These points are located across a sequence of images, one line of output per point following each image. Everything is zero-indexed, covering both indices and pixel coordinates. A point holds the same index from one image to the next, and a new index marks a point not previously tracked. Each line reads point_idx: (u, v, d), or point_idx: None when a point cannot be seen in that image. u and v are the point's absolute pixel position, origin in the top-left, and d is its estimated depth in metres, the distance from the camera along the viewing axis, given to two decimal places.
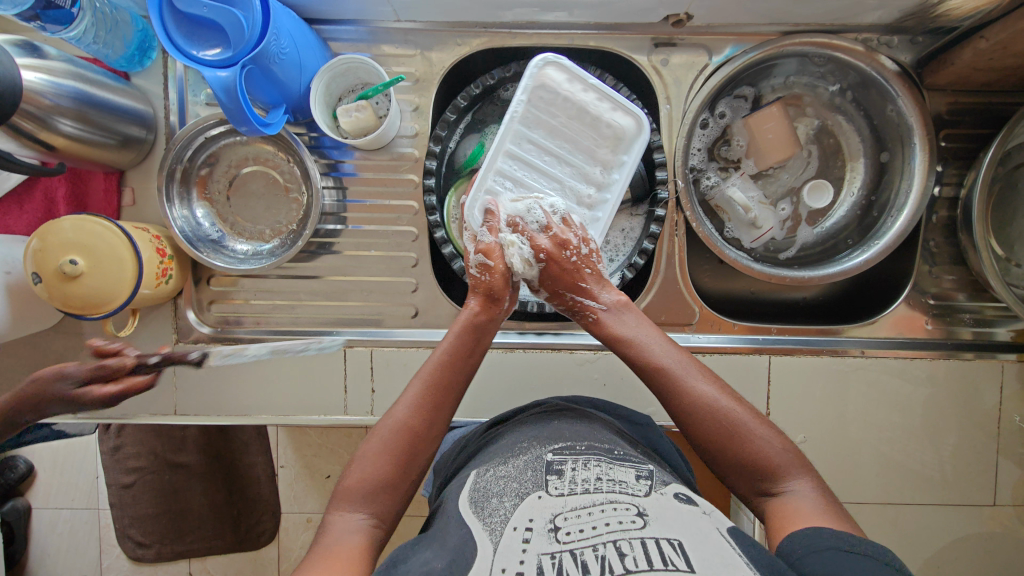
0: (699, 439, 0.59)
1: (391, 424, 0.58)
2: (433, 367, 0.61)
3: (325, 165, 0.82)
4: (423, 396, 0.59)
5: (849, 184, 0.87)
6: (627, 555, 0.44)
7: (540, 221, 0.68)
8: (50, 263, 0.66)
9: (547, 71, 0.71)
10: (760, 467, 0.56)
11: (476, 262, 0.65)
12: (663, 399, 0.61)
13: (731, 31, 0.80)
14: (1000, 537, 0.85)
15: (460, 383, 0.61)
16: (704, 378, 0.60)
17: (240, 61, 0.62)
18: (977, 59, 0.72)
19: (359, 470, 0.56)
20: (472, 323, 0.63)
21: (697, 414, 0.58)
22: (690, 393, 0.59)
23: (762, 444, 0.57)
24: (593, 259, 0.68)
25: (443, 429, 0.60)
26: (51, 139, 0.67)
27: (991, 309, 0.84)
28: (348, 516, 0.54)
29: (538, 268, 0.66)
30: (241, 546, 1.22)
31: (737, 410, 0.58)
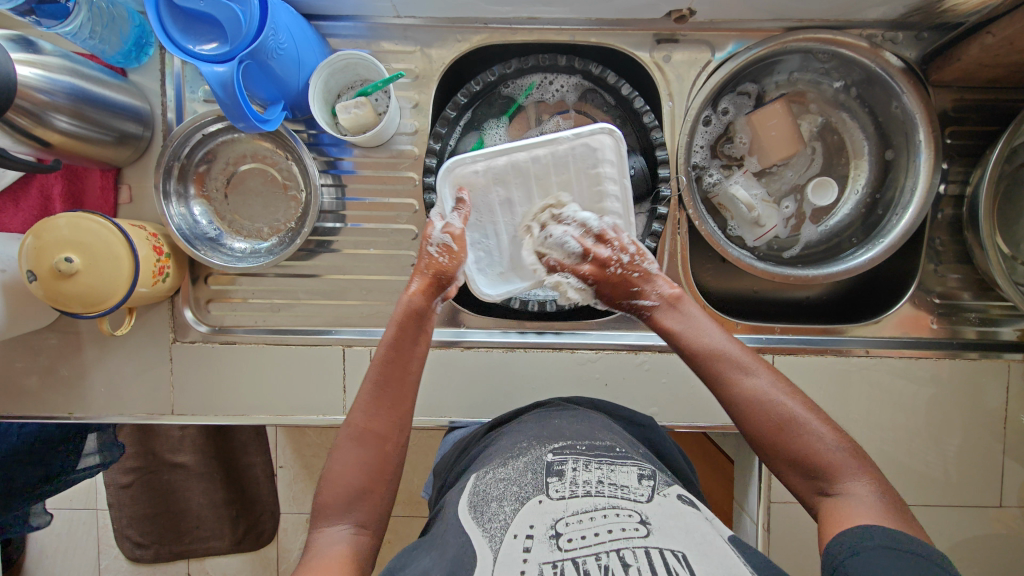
0: (749, 436, 0.56)
1: (352, 430, 0.57)
2: (388, 362, 0.59)
3: (324, 162, 0.81)
4: (376, 394, 0.58)
5: (852, 182, 0.86)
6: (630, 566, 0.44)
7: (576, 246, 0.65)
8: (45, 261, 0.65)
9: (604, 137, 0.66)
10: (815, 466, 0.53)
11: (439, 242, 0.63)
12: (711, 388, 0.58)
13: (733, 27, 0.79)
14: (1005, 538, 0.85)
15: (412, 375, 0.59)
16: (758, 371, 0.57)
17: (237, 55, 0.61)
18: (984, 55, 0.71)
19: (330, 482, 0.56)
20: (421, 311, 0.61)
21: (750, 407, 0.55)
22: (740, 387, 0.56)
23: (819, 441, 0.53)
24: (637, 261, 0.64)
25: (405, 427, 0.59)
26: (46, 135, 0.66)
27: (997, 308, 0.83)
28: (330, 529, 0.54)
29: (592, 289, 0.65)
30: (239, 547, 1.22)
31: (792, 403, 0.55)
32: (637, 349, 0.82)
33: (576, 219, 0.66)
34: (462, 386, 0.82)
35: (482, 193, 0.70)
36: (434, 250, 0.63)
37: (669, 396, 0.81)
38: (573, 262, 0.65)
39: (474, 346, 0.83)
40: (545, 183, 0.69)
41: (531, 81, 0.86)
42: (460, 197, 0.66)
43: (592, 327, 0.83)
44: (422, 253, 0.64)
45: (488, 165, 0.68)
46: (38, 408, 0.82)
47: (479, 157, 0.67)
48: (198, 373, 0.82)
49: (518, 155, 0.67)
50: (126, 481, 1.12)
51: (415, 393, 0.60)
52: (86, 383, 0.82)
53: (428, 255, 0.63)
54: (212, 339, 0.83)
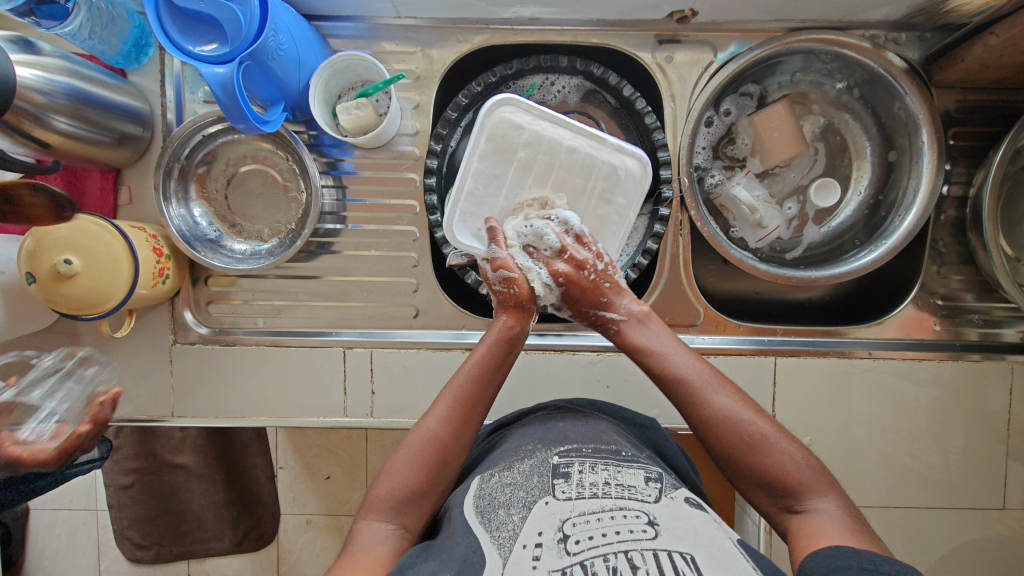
0: (716, 454, 0.58)
1: (421, 434, 0.59)
2: (467, 377, 0.60)
3: (324, 163, 0.81)
4: (452, 409, 0.59)
5: (855, 182, 0.85)
6: (639, 568, 0.43)
7: (554, 242, 0.63)
8: (45, 263, 0.64)
9: (630, 164, 0.67)
10: (783, 485, 0.54)
11: (500, 276, 0.61)
12: (682, 407, 0.59)
13: (735, 27, 0.78)
14: (1008, 541, 0.84)
15: (487, 396, 0.60)
16: (726, 390, 0.59)
17: (237, 56, 0.61)
18: (988, 56, 0.70)
19: (388, 479, 0.57)
20: (506, 336, 0.61)
21: (718, 425, 0.57)
22: (709, 405, 0.58)
23: (785, 458, 0.55)
24: (611, 272, 0.64)
25: (468, 443, 0.60)
26: (46, 136, 0.66)
27: (1000, 310, 0.83)
28: (376, 524, 0.55)
29: (559, 291, 0.63)
30: (239, 549, 1.21)
31: (759, 422, 0.57)
32: None
33: (557, 216, 0.64)
34: None
35: (488, 171, 0.65)
36: (496, 281, 0.61)
37: (671, 398, 0.81)
38: (549, 257, 0.63)
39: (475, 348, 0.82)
40: (532, 165, 0.66)
41: (532, 81, 0.85)
42: (492, 227, 0.63)
43: (593, 329, 0.83)
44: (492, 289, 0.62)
45: (506, 134, 0.65)
46: None
47: (531, 112, 0.65)
48: (198, 375, 0.82)
49: (501, 125, 0.64)
50: (127, 482, 1.12)
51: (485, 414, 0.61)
52: None
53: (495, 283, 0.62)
54: (212, 341, 0.82)
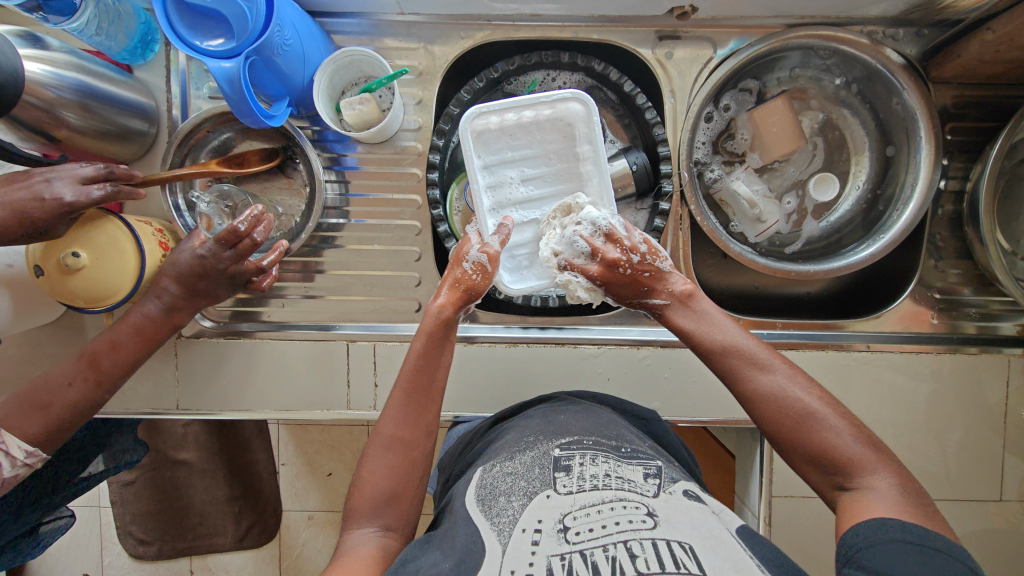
0: (767, 428, 0.58)
1: (380, 437, 0.59)
2: (410, 372, 0.60)
3: (327, 159, 0.82)
4: (404, 404, 0.60)
5: (853, 178, 0.86)
6: (638, 558, 0.44)
7: (585, 245, 0.64)
8: (51, 255, 0.65)
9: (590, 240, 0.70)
10: (835, 461, 0.54)
11: (473, 260, 0.64)
12: (730, 383, 0.60)
13: (735, 23, 0.79)
14: (1005, 533, 0.85)
15: (436, 382, 0.61)
16: (774, 364, 0.59)
17: (243, 51, 0.61)
18: (984, 51, 0.71)
19: (359, 488, 0.58)
20: (444, 324, 0.61)
21: (766, 400, 0.57)
22: (757, 380, 0.58)
23: (838, 435, 0.55)
24: (648, 261, 0.63)
25: (427, 434, 0.61)
26: (53, 130, 0.67)
27: (997, 303, 0.83)
28: (356, 532, 0.56)
29: (602, 289, 0.65)
30: (241, 544, 1.22)
31: (809, 398, 0.56)
32: (639, 344, 0.82)
33: (586, 219, 0.65)
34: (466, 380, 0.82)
35: (505, 130, 0.70)
36: (468, 266, 0.64)
37: (671, 391, 0.82)
38: (582, 262, 0.64)
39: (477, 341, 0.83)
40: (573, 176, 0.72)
41: (533, 77, 0.86)
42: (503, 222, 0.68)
43: (594, 322, 0.84)
44: (455, 267, 0.64)
45: (508, 116, 0.69)
46: None
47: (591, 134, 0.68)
48: (202, 368, 0.83)
49: (569, 126, 0.70)
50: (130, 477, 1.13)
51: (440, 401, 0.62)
52: None
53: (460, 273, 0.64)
54: (217, 334, 0.83)
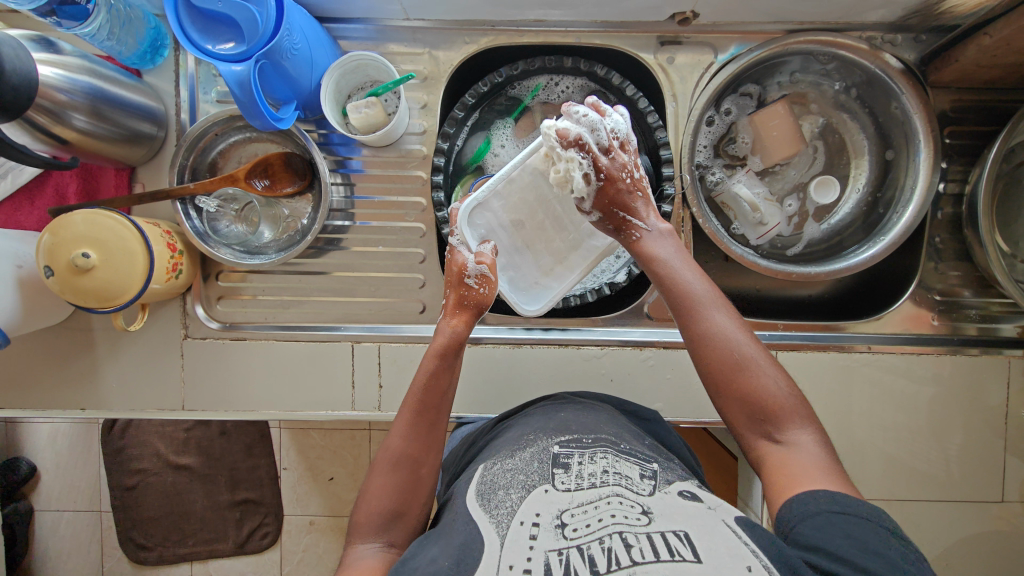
0: (707, 373, 0.59)
1: (389, 455, 0.61)
2: (422, 392, 0.62)
3: (333, 162, 0.83)
4: (413, 421, 0.61)
5: (853, 181, 0.87)
6: (633, 547, 0.45)
7: (602, 141, 0.62)
8: (63, 256, 0.66)
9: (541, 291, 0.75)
10: (766, 407, 0.57)
11: (475, 272, 0.66)
12: (679, 324, 0.61)
13: (735, 29, 0.80)
14: (1008, 535, 0.85)
15: (446, 402, 0.62)
16: (721, 309, 0.60)
17: (253, 55, 0.62)
18: (981, 55, 0.72)
19: (366, 504, 0.59)
20: (455, 343, 0.64)
21: (711, 341, 0.59)
22: (706, 321, 0.59)
23: (771, 383, 0.57)
24: (642, 184, 0.65)
25: (436, 455, 0.62)
26: (64, 133, 0.68)
27: (997, 305, 0.84)
28: (363, 547, 0.57)
29: (593, 188, 0.63)
30: (242, 550, 1.22)
31: (750, 344, 0.59)
32: (642, 346, 0.83)
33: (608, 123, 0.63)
34: (470, 381, 0.83)
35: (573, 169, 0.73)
36: (472, 280, 0.66)
37: (674, 392, 0.82)
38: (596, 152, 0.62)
39: (481, 343, 0.84)
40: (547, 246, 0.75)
41: (537, 82, 0.88)
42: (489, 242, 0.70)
43: (598, 324, 0.84)
44: (456, 285, 0.67)
45: None
46: (50, 404, 0.83)
47: None
48: (208, 370, 0.83)
49: None
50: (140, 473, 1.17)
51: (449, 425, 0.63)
52: (98, 379, 0.83)
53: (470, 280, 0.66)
54: (223, 335, 0.84)
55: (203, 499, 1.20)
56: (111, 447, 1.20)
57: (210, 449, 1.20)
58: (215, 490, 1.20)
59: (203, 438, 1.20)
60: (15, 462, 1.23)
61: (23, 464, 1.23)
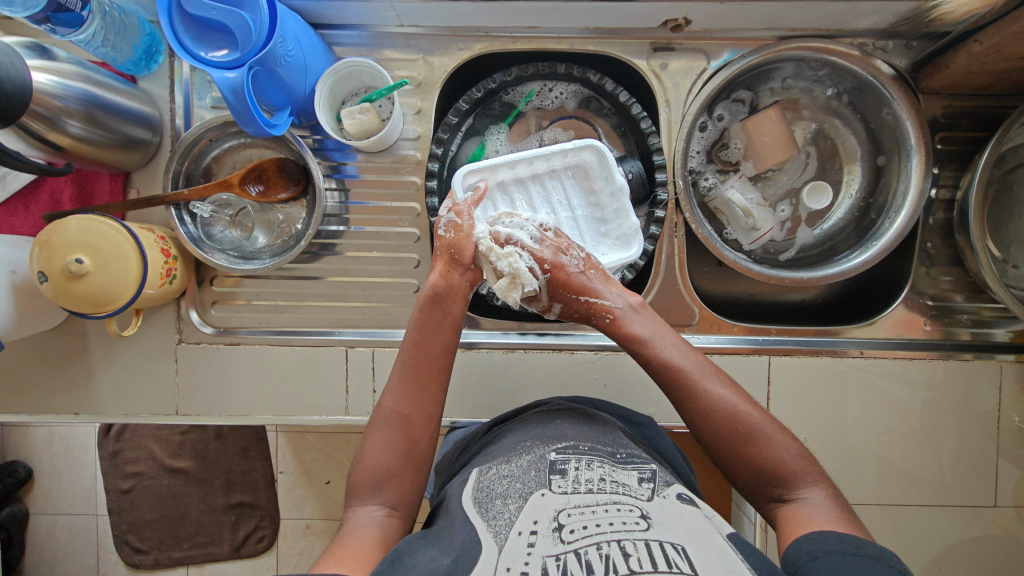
0: (715, 446, 0.61)
1: (383, 412, 0.62)
2: (410, 346, 0.63)
3: (328, 167, 0.83)
4: (406, 378, 0.63)
5: (846, 187, 0.88)
6: (631, 556, 0.45)
7: (531, 233, 0.67)
8: (57, 262, 0.66)
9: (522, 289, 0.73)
10: (778, 473, 0.58)
11: (446, 221, 0.65)
12: (681, 402, 0.62)
13: (728, 36, 0.81)
14: (1001, 539, 0.85)
15: (439, 351, 0.64)
16: (718, 382, 0.62)
17: (247, 62, 0.63)
18: (971, 63, 0.72)
19: (364, 464, 0.60)
20: (436, 294, 0.64)
21: (714, 417, 0.60)
22: (706, 396, 0.61)
23: (780, 448, 0.59)
24: (591, 263, 0.67)
25: (430, 406, 0.62)
26: (59, 139, 0.68)
27: (989, 310, 0.84)
28: (362, 509, 0.57)
29: (543, 281, 0.65)
30: (238, 553, 1.22)
31: (753, 414, 0.60)
32: None
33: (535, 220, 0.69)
34: (464, 386, 0.83)
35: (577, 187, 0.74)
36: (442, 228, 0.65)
37: (667, 397, 0.83)
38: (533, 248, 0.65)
39: (475, 347, 0.84)
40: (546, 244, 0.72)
41: (531, 88, 0.88)
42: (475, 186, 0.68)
43: (591, 329, 0.84)
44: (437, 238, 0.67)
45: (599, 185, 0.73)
46: (45, 408, 0.83)
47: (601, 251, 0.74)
48: (203, 374, 0.83)
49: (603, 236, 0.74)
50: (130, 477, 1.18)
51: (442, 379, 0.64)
52: (92, 384, 0.83)
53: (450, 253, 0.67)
54: (217, 340, 0.84)
55: (199, 502, 1.20)
56: (107, 450, 1.20)
57: (206, 453, 1.20)
58: (211, 494, 1.20)
59: (199, 442, 1.20)
60: (12, 466, 1.22)
61: (20, 468, 1.22)
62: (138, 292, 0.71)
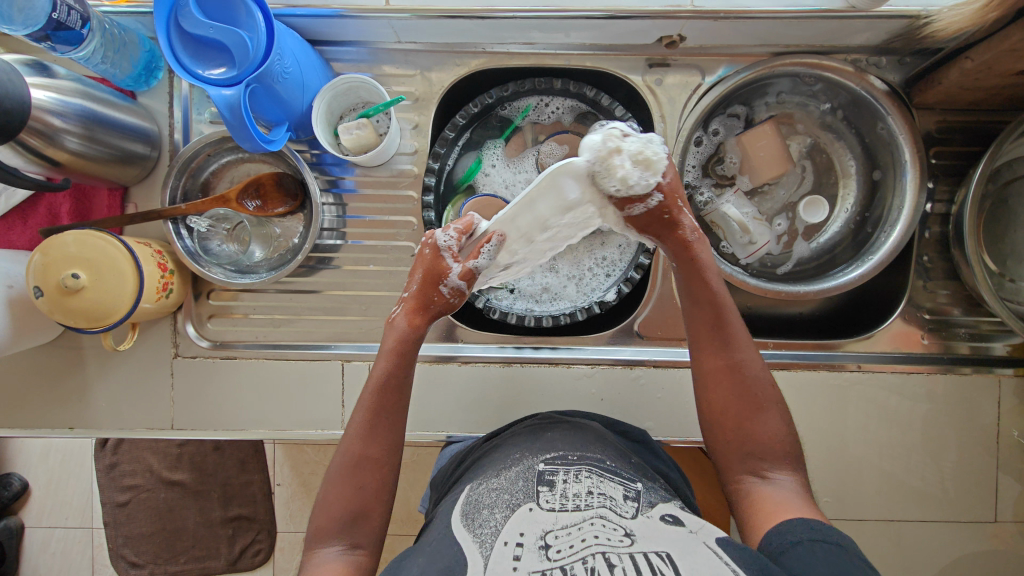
0: (721, 403, 0.62)
1: (347, 458, 0.62)
2: (374, 394, 0.63)
3: (325, 181, 0.83)
4: (370, 423, 0.62)
5: (841, 201, 0.88)
6: (616, 568, 0.45)
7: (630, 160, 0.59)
8: (53, 277, 0.66)
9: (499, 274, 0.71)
10: (761, 448, 0.60)
11: (451, 285, 0.64)
12: (710, 345, 0.64)
13: (723, 52, 0.82)
14: (1002, 555, 0.85)
15: (406, 384, 0.64)
16: (748, 347, 0.64)
17: (244, 79, 0.64)
18: (963, 79, 0.72)
19: (325, 508, 0.60)
20: (401, 343, 0.64)
21: (732, 374, 0.62)
22: (735, 354, 0.63)
23: (772, 429, 0.61)
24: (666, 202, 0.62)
25: (395, 452, 0.63)
26: (57, 155, 0.68)
27: (987, 324, 0.84)
28: (323, 551, 0.58)
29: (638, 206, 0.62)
30: (234, 568, 1.20)
31: (767, 390, 0.62)
32: (633, 365, 0.83)
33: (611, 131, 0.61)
34: (461, 401, 0.83)
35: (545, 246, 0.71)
36: (446, 292, 0.65)
37: (665, 411, 0.82)
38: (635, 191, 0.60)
39: (472, 361, 0.84)
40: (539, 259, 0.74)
41: (527, 102, 0.89)
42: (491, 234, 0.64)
43: (588, 342, 0.84)
44: (433, 289, 0.64)
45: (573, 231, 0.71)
46: (39, 423, 0.83)
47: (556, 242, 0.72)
48: (199, 388, 0.83)
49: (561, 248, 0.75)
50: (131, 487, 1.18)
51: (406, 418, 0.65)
52: (87, 398, 0.83)
53: (448, 286, 0.64)
54: (214, 354, 0.84)
55: (195, 516, 1.19)
56: (104, 463, 1.19)
57: (203, 466, 1.19)
58: (207, 507, 1.19)
59: (197, 454, 1.19)
60: (7, 479, 1.21)
61: (15, 481, 1.22)
62: (133, 309, 0.71)
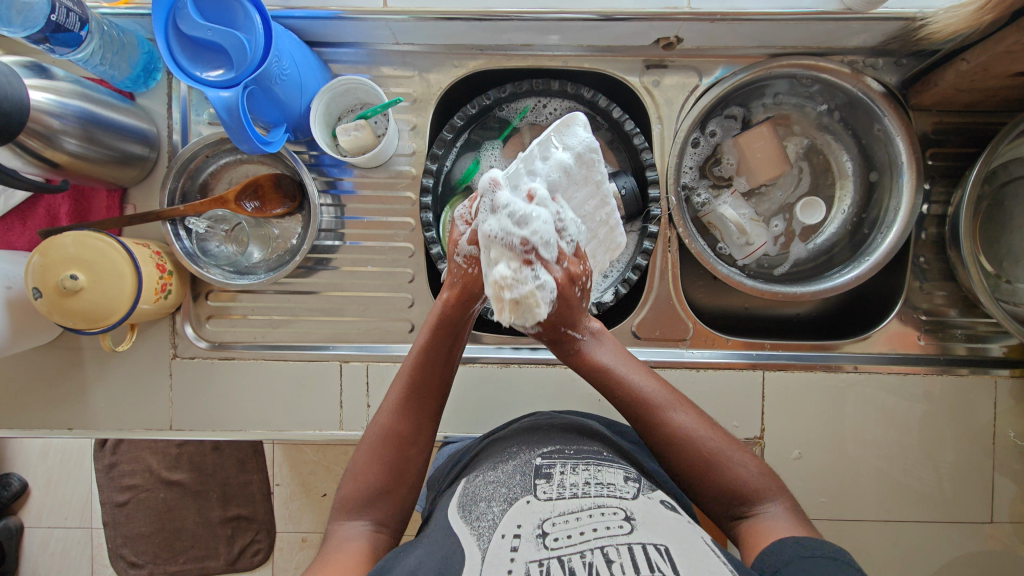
0: (676, 465, 0.60)
1: (380, 431, 0.62)
2: (413, 369, 0.61)
3: (324, 182, 0.83)
4: (405, 401, 0.61)
5: (838, 202, 0.88)
6: (614, 562, 0.45)
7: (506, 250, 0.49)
8: (52, 278, 0.66)
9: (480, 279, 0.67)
10: (741, 493, 0.58)
11: (465, 254, 0.58)
12: (644, 427, 0.60)
13: (720, 53, 0.82)
14: (999, 555, 0.85)
15: (441, 368, 0.61)
16: (682, 408, 0.60)
17: (242, 82, 0.64)
18: (960, 80, 0.73)
19: (354, 478, 0.61)
20: (437, 320, 0.60)
21: (678, 445, 0.59)
22: (669, 424, 0.59)
23: (744, 468, 0.58)
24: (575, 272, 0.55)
25: (426, 433, 0.63)
26: (56, 156, 0.69)
27: (984, 325, 0.84)
28: (348, 524, 0.59)
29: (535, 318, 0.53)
30: (233, 567, 1.20)
31: (716, 436, 0.59)
32: None
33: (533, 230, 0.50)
34: (459, 401, 0.83)
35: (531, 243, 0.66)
36: (458, 258, 0.58)
37: None
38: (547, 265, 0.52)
39: (470, 362, 0.84)
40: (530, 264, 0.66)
41: (525, 104, 0.89)
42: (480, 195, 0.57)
43: None
44: (451, 260, 0.59)
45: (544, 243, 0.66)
46: (37, 423, 0.83)
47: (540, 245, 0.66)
48: (198, 388, 0.83)
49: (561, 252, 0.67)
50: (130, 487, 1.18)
51: (443, 400, 0.64)
52: (86, 398, 0.83)
53: (462, 251, 0.58)
54: (212, 354, 0.84)
55: (194, 516, 1.19)
56: (104, 463, 1.19)
57: (202, 466, 1.19)
58: (206, 507, 1.19)
59: (196, 454, 1.19)
60: (6, 478, 1.22)
61: (15, 481, 1.22)
62: (131, 310, 0.71)
